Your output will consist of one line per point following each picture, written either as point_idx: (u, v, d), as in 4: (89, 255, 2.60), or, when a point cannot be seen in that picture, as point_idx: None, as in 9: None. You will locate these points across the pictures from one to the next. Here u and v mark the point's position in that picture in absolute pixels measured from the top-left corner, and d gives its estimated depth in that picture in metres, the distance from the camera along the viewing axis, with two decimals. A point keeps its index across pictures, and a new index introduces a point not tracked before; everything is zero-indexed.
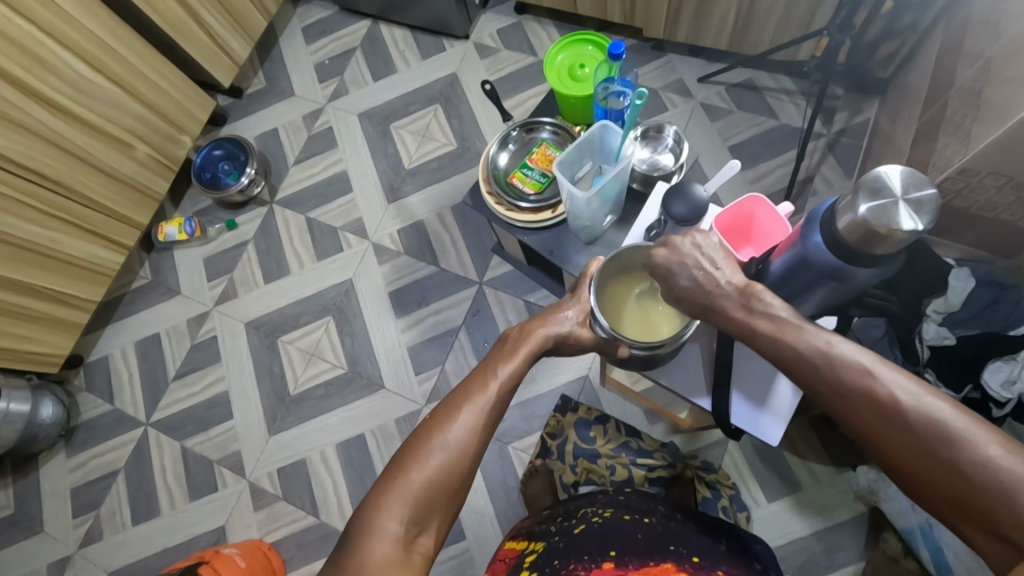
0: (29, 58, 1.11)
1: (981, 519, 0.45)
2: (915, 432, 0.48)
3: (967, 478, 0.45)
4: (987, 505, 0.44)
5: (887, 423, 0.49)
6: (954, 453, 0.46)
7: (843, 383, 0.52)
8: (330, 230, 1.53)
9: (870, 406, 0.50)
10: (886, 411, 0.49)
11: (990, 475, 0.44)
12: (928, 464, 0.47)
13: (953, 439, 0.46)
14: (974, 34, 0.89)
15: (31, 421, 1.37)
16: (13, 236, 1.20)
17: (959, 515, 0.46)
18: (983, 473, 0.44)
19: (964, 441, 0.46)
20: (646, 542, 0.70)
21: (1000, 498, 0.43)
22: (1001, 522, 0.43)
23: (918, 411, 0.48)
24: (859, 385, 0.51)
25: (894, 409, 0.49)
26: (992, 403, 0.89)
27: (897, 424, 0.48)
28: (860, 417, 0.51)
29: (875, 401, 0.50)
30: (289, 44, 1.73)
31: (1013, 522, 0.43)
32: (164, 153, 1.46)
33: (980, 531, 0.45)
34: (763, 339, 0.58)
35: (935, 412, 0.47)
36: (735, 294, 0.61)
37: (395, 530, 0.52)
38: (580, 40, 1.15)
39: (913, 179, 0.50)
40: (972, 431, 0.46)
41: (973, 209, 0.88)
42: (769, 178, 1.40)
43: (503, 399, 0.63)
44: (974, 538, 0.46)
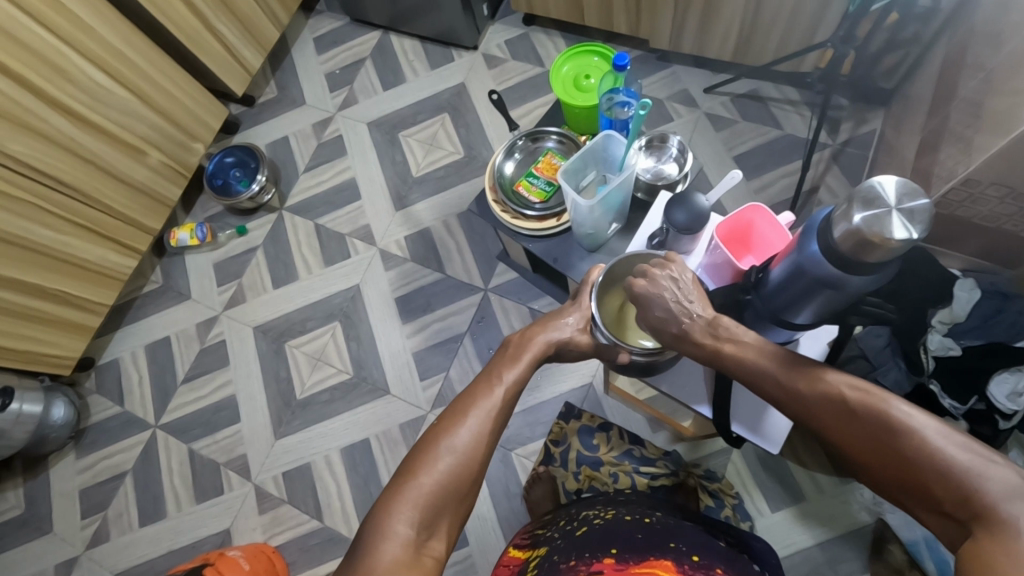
0: (47, 67, 1.15)
1: (928, 502, 0.46)
2: (864, 424, 0.50)
3: (907, 460, 0.47)
4: (930, 485, 0.45)
5: (835, 417, 0.52)
6: (894, 439, 0.48)
7: (795, 386, 0.55)
8: (337, 236, 1.55)
9: (822, 403, 0.53)
10: (835, 405, 0.52)
11: (928, 456, 0.46)
12: (875, 451, 0.49)
13: (893, 425, 0.48)
14: (976, 46, 0.89)
15: (43, 422, 1.39)
16: (28, 240, 1.22)
17: (910, 499, 0.47)
18: (921, 456, 0.46)
19: (903, 426, 0.48)
20: (646, 541, 0.71)
21: (937, 476, 0.45)
22: (944, 502, 0.44)
23: (862, 403, 0.50)
24: (808, 385, 0.54)
25: (842, 403, 0.52)
26: (998, 415, 0.89)
27: (843, 416, 0.51)
28: (813, 415, 0.54)
29: (825, 398, 0.53)
30: (300, 54, 1.76)
31: (953, 500, 0.44)
32: (177, 160, 1.49)
33: (930, 513, 0.46)
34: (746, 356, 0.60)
35: (878, 402, 0.50)
36: (704, 325, 0.64)
37: (405, 533, 0.53)
38: (586, 52, 1.17)
39: (908, 189, 0.50)
40: (911, 417, 0.48)
41: (976, 220, 0.88)
42: (773, 188, 1.40)
43: (508, 404, 0.64)
44: (927, 520, 0.47)
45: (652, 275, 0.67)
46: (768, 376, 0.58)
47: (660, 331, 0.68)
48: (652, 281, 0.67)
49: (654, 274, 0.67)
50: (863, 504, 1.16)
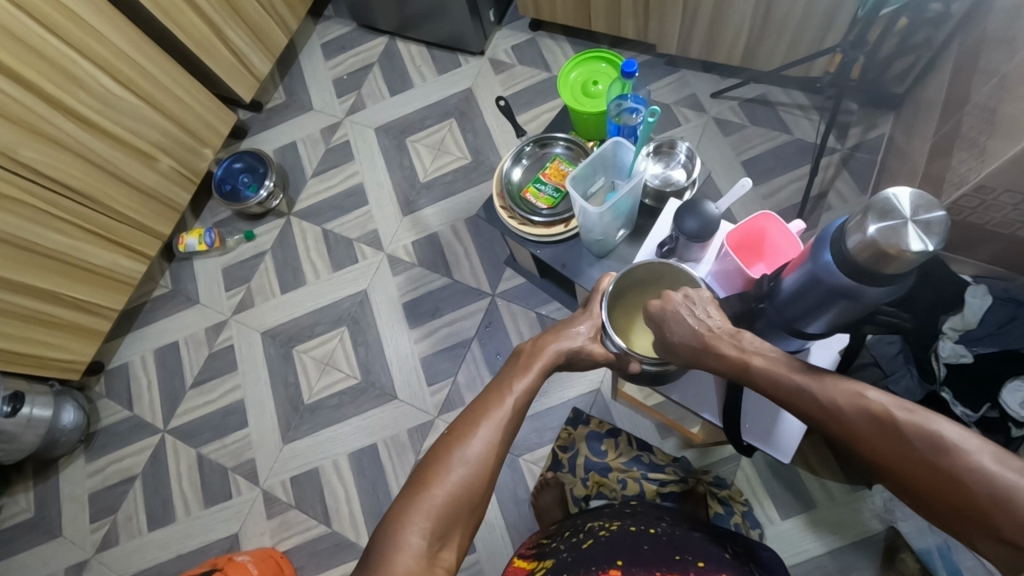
0: (60, 75, 1.16)
1: (985, 529, 0.45)
2: (915, 449, 0.49)
3: (965, 486, 0.46)
4: (990, 512, 0.45)
5: (884, 440, 0.51)
6: (950, 464, 0.47)
7: (839, 406, 0.54)
8: (345, 241, 1.56)
9: (867, 423, 0.52)
10: (883, 427, 0.51)
11: (988, 483, 0.45)
12: (928, 475, 0.48)
13: (946, 450, 0.47)
14: (989, 51, 0.89)
15: (53, 426, 1.40)
16: (41, 245, 1.23)
17: (961, 523, 0.47)
18: (981, 482, 0.45)
19: (958, 451, 0.47)
20: (652, 552, 0.71)
21: (999, 504, 0.44)
22: (1005, 529, 0.44)
23: (912, 425, 0.50)
24: (852, 404, 0.53)
25: (890, 427, 0.51)
26: (1011, 422, 0.87)
27: (891, 439, 0.50)
28: (858, 437, 0.52)
29: (870, 420, 0.52)
30: (309, 60, 1.77)
31: (1018, 528, 0.43)
32: (186, 165, 1.50)
33: (987, 540, 0.45)
34: (764, 366, 0.60)
35: (931, 426, 0.49)
36: (727, 336, 0.64)
37: (417, 544, 0.53)
38: (594, 57, 1.17)
39: (924, 201, 0.50)
40: (968, 441, 0.47)
41: (989, 226, 0.87)
42: (782, 193, 1.39)
43: (519, 413, 0.64)
44: (983, 546, 0.46)
45: (669, 296, 0.68)
46: (802, 392, 0.56)
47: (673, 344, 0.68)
48: (668, 302, 0.67)
49: (671, 295, 0.68)
50: (874, 512, 1.15)
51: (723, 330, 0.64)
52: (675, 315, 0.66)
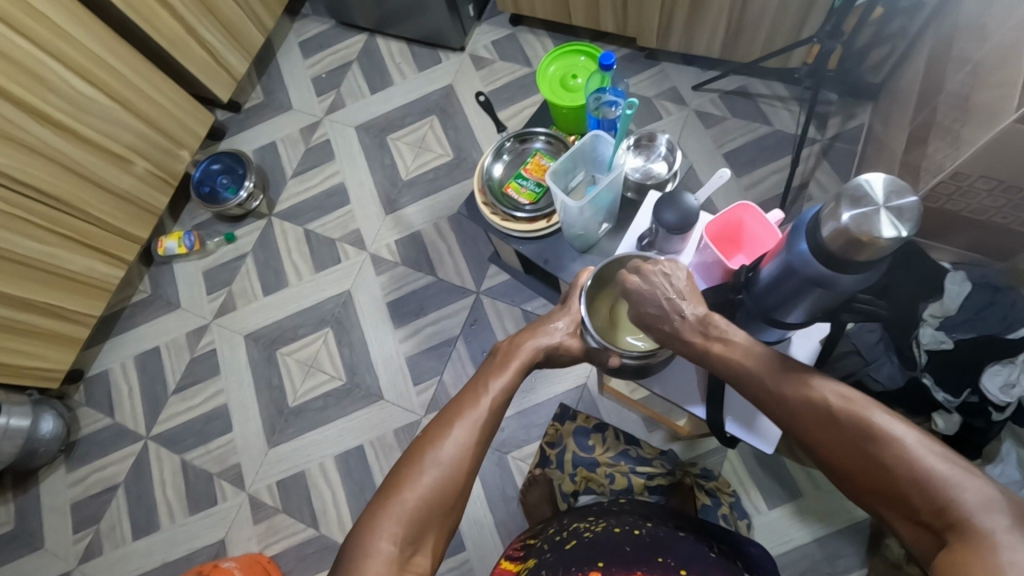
0: (29, 77, 1.13)
1: (904, 510, 0.47)
2: (845, 431, 0.51)
3: (885, 466, 0.47)
4: (907, 494, 0.46)
5: (820, 422, 0.53)
6: (876, 446, 0.48)
7: (779, 389, 0.56)
8: (328, 242, 1.54)
9: (804, 406, 0.54)
10: (819, 410, 0.53)
11: (908, 464, 0.46)
12: (855, 455, 0.50)
13: (872, 433, 0.49)
14: (963, 38, 0.89)
15: (31, 436, 1.37)
16: (12, 252, 1.21)
17: (882, 504, 0.48)
18: (900, 462, 0.47)
19: (882, 435, 0.49)
20: (633, 556, 0.70)
21: (916, 486, 0.45)
22: (920, 510, 0.45)
23: (844, 410, 0.51)
24: (791, 387, 0.55)
25: (827, 411, 0.52)
26: (992, 407, 0.88)
27: (825, 422, 0.52)
28: (795, 419, 0.55)
29: (809, 402, 0.54)
30: (286, 58, 1.74)
31: (930, 509, 0.45)
32: (163, 168, 1.47)
33: (905, 521, 0.47)
34: (721, 352, 0.62)
35: (860, 410, 0.51)
36: (694, 322, 0.64)
37: (389, 550, 0.52)
38: (572, 51, 1.17)
39: (896, 186, 0.50)
40: (894, 426, 0.49)
41: (966, 213, 0.88)
42: (764, 184, 1.40)
43: (495, 413, 0.63)
44: (901, 528, 0.48)
45: (644, 271, 0.67)
46: (748, 373, 0.59)
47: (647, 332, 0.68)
48: (644, 277, 0.67)
49: (647, 269, 0.67)
50: None
51: (694, 317, 0.64)
52: (654, 299, 0.66)
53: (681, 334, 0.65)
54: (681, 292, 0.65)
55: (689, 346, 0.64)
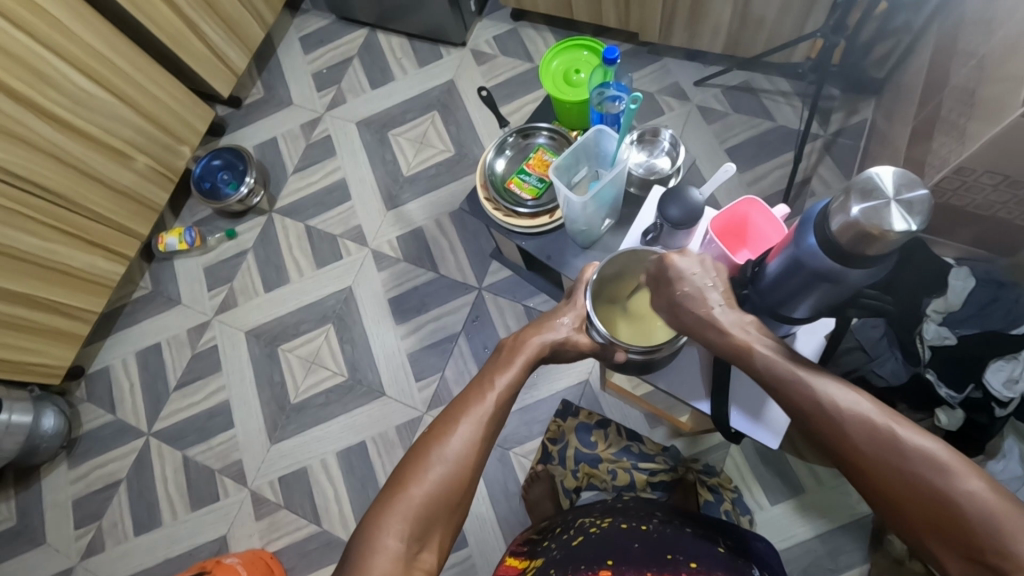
0: (28, 72, 1.12)
1: (962, 547, 0.47)
2: (911, 462, 0.50)
3: (953, 505, 0.48)
4: (973, 532, 0.47)
5: (881, 449, 0.52)
6: (941, 481, 0.49)
7: (835, 410, 0.55)
8: (329, 238, 1.54)
9: (863, 430, 0.53)
10: (878, 437, 0.52)
11: (976, 503, 0.47)
12: (912, 485, 0.50)
13: (939, 467, 0.49)
14: (968, 32, 0.89)
15: (33, 432, 1.37)
16: (13, 249, 1.20)
17: (932, 536, 0.49)
18: (970, 502, 0.47)
19: (948, 471, 0.49)
20: (643, 551, 0.71)
21: (988, 527, 0.46)
22: (985, 552, 0.46)
23: (908, 440, 0.51)
24: (850, 411, 0.55)
25: (890, 438, 0.52)
26: (994, 402, 0.88)
27: (886, 447, 0.52)
28: (850, 438, 0.54)
29: (870, 427, 0.53)
30: (287, 54, 1.74)
31: (995, 550, 0.46)
32: (164, 164, 1.47)
33: (958, 558, 0.48)
34: (765, 352, 0.61)
35: (925, 443, 0.51)
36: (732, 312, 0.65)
37: (394, 547, 0.52)
38: (574, 46, 1.16)
39: (906, 179, 0.50)
40: (960, 466, 0.49)
41: (970, 208, 0.88)
42: (766, 180, 1.40)
43: (501, 409, 0.63)
44: (949, 565, 0.48)
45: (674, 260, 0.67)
46: (802, 388, 0.57)
47: (677, 318, 0.67)
48: (674, 267, 0.67)
49: (675, 259, 0.67)
50: (862, 495, 1.17)
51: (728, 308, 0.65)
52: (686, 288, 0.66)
53: (720, 323, 0.64)
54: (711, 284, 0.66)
55: (731, 341, 0.63)
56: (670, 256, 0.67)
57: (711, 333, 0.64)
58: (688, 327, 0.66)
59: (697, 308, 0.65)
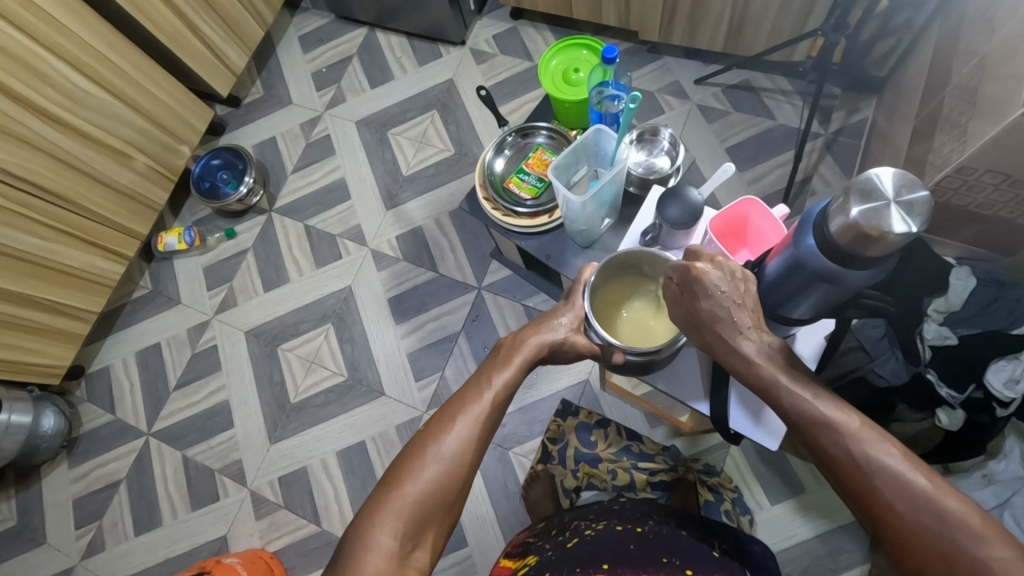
0: (27, 72, 1.12)
1: None
2: (939, 521, 0.48)
3: (982, 573, 0.45)
4: None
5: (908, 504, 0.50)
6: (973, 546, 0.46)
7: (866, 460, 0.53)
8: (329, 237, 1.53)
9: (892, 484, 0.51)
10: (909, 492, 0.50)
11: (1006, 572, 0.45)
12: (941, 547, 0.48)
13: (971, 530, 0.47)
14: (969, 31, 0.88)
15: (33, 432, 1.37)
16: (11, 248, 1.20)
17: None
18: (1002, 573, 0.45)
19: (979, 536, 0.47)
20: (638, 553, 0.70)
21: None
22: None
23: (941, 499, 0.49)
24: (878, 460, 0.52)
25: (920, 493, 0.50)
26: (995, 402, 0.89)
27: (913, 503, 0.50)
28: (874, 488, 0.52)
29: (898, 480, 0.51)
30: (286, 53, 1.73)
31: None
32: (163, 163, 1.47)
33: None
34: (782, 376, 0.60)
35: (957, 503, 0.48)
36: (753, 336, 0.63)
37: (388, 545, 0.52)
38: (573, 45, 1.15)
39: (906, 181, 0.49)
40: (992, 532, 0.47)
41: (971, 208, 0.87)
42: (767, 179, 1.39)
43: (498, 408, 0.63)
44: None
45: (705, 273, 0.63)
46: (834, 434, 0.55)
47: (696, 330, 0.66)
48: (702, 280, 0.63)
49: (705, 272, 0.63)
50: None
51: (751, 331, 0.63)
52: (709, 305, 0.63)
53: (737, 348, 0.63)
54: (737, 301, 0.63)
55: (757, 374, 0.61)
56: (697, 266, 0.63)
57: (724, 353, 0.64)
58: (704, 339, 0.65)
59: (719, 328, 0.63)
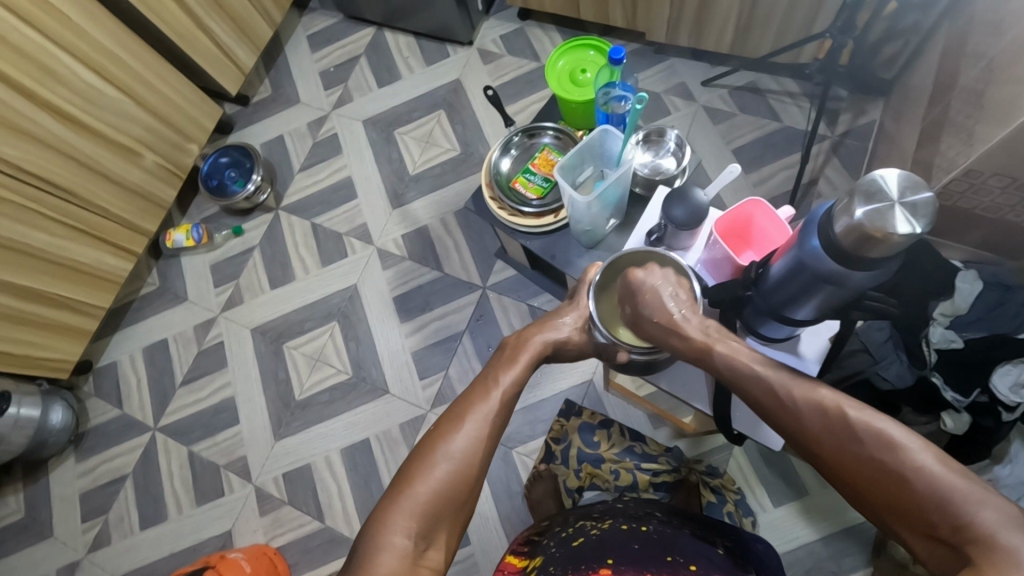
0: (37, 68, 1.13)
1: (922, 524, 0.47)
2: (866, 446, 0.50)
3: (905, 482, 0.48)
4: (930, 510, 0.46)
5: (838, 435, 0.52)
6: (895, 460, 0.49)
7: (794, 402, 0.56)
8: (335, 236, 1.54)
9: (819, 419, 0.54)
10: (834, 423, 0.53)
11: (929, 480, 0.47)
12: (868, 470, 0.50)
13: (895, 447, 0.49)
14: (978, 33, 0.88)
15: (41, 426, 1.39)
16: (21, 244, 1.21)
17: (896, 518, 0.49)
18: (920, 477, 0.47)
19: (904, 451, 0.49)
20: (642, 551, 0.70)
21: (941, 506, 0.46)
22: (940, 526, 0.46)
23: (859, 421, 0.52)
24: (807, 401, 0.55)
25: (844, 425, 0.52)
26: (1001, 406, 0.87)
27: (840, 432, 0.52)
28: (805, 426, 0.54)
29: (825, 415, 0.53)
30: (294, 52, 1.74)
31: (949, 526, 0.45)
32: (171, 161, 1.48)
33: (919, 535, 0.48)
34: (724, 354, 0.63)
35: (874, 424, 0.51)
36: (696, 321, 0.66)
37: (402, 545, 0.52)
38: (581, 46, 1.16)
39: (910, 182, 0.49)
40: (911, 443, 0.49)
41: (977, 210, 0.87)
42: (772, 181, 1.39)
43: (506, 407, 0.63)
44: (912, 541, 0.48)
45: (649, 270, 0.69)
46: (767, 386, 0.58)
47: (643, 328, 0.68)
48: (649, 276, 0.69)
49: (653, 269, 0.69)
50: None
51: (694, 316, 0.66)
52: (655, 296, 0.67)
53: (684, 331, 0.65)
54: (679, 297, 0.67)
55: (691, 346, 0.65)
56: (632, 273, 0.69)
57: (672, 342, 0.66)
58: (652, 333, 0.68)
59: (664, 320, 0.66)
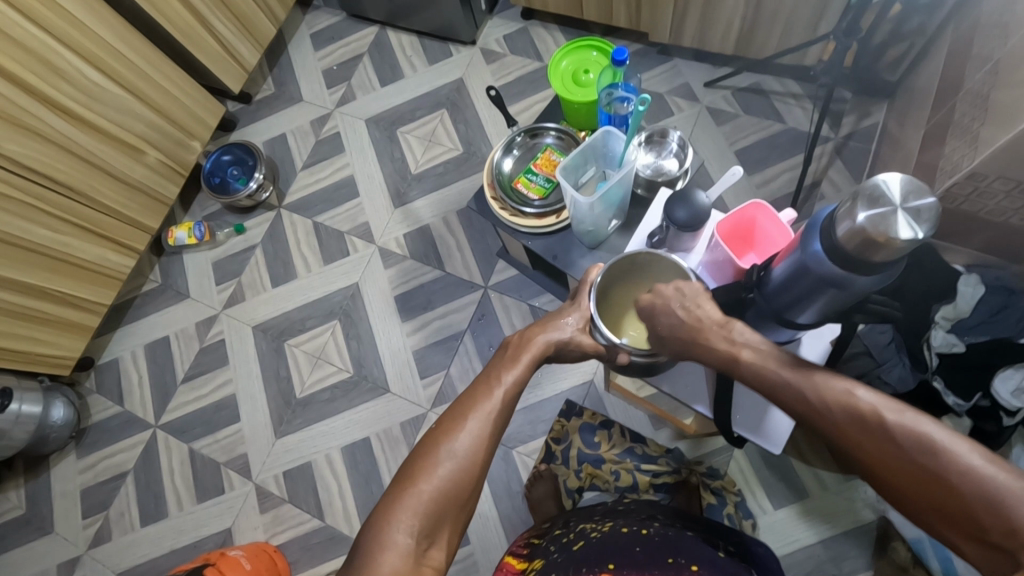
0: (40, 65, 1.13)
1: (970, 526, 0.47)
2: (907, 449, 0.50)
3: (952, 485, 0.47)
4: (977, 513, 0.46)
5: (876, 439, 0.52)
6: (937, 463, 0.48)
7: (826, 405, 0.55)
8: (337, 234, 1.54)
9: (853, 420, 0.53)
10: (869, 424, 0.52)
11: (975, 482, 0.46)
12: (909, 472, 0.50)
13: (936, 449, 0.49)
14: (983, 36, 0.87)
15: (43, 422, 1.39)
16: (23, 240, 1.21)
17: (943, 521, 0.49)
18: (965, 478, 0.47)
19: (946, 452, 0.48)
20: (645, 554, 0.70)
21: (990, 508, 0.45)
22: (991, 529, 0.46)
23: (899, 425, 0.51)
24: (842, 405, 0.54)
25: (882, 427, 0.52)
26: (1002, 411, 0.87)
27: (879, 435, 0.51)
28: (842, 429, 0.54)
29: (862, 418, 0.53)
30: (298, 50, 1.74)
31: (1002, 529, 0.45)
32: (174, 158, 1.48)
33: (969, 537, 0.47)
34: (750, 359, 0.61)
35: (915, 425, 0.50)
36: (716, 326, 0.64)
37: (404, 543, 0.52)
38: (584, 46, 1.16)
39: (913, 187, 0.49)
40: (955, 444, 0.49)
41: (981, 214, 0.87)
42: (775, 182, 1.39)
43: (508, 405, 0.63)
44: (963, 543, 0.48)
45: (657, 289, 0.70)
46: (792, 387, 0.57)
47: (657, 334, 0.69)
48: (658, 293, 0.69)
49: (660, 287, 0.69)
50: (866, 501, 1.16)
51: (715, 321, 0.65)
52: (668, 310, 0.67)
53: (704, 338, 0.64)
54: (697, 302, 0.66)
55: (716, 354, 0.63)
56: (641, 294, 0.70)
57: (695, 350, 0.66)
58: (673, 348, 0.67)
59: (683, 327, 0.66)
